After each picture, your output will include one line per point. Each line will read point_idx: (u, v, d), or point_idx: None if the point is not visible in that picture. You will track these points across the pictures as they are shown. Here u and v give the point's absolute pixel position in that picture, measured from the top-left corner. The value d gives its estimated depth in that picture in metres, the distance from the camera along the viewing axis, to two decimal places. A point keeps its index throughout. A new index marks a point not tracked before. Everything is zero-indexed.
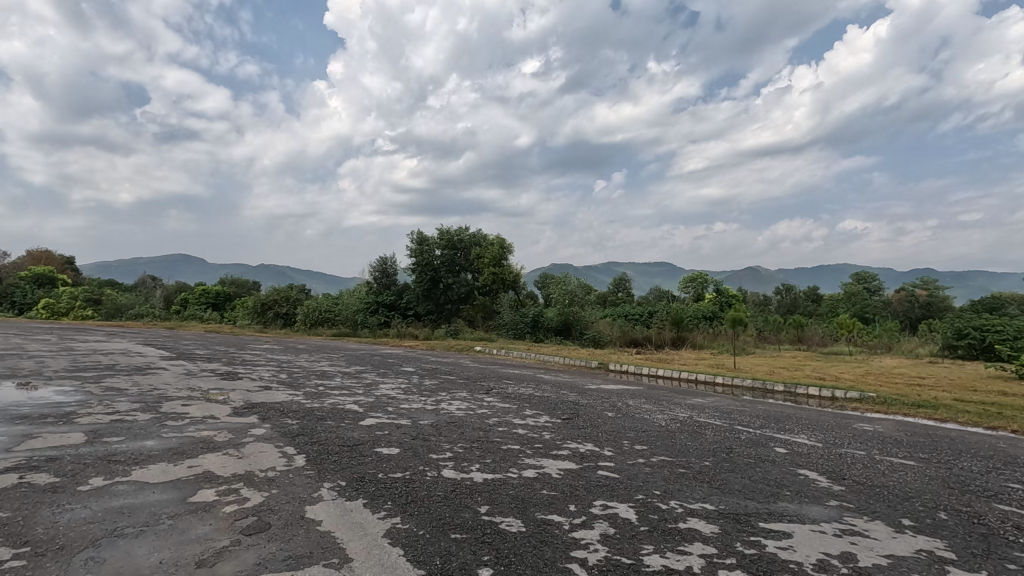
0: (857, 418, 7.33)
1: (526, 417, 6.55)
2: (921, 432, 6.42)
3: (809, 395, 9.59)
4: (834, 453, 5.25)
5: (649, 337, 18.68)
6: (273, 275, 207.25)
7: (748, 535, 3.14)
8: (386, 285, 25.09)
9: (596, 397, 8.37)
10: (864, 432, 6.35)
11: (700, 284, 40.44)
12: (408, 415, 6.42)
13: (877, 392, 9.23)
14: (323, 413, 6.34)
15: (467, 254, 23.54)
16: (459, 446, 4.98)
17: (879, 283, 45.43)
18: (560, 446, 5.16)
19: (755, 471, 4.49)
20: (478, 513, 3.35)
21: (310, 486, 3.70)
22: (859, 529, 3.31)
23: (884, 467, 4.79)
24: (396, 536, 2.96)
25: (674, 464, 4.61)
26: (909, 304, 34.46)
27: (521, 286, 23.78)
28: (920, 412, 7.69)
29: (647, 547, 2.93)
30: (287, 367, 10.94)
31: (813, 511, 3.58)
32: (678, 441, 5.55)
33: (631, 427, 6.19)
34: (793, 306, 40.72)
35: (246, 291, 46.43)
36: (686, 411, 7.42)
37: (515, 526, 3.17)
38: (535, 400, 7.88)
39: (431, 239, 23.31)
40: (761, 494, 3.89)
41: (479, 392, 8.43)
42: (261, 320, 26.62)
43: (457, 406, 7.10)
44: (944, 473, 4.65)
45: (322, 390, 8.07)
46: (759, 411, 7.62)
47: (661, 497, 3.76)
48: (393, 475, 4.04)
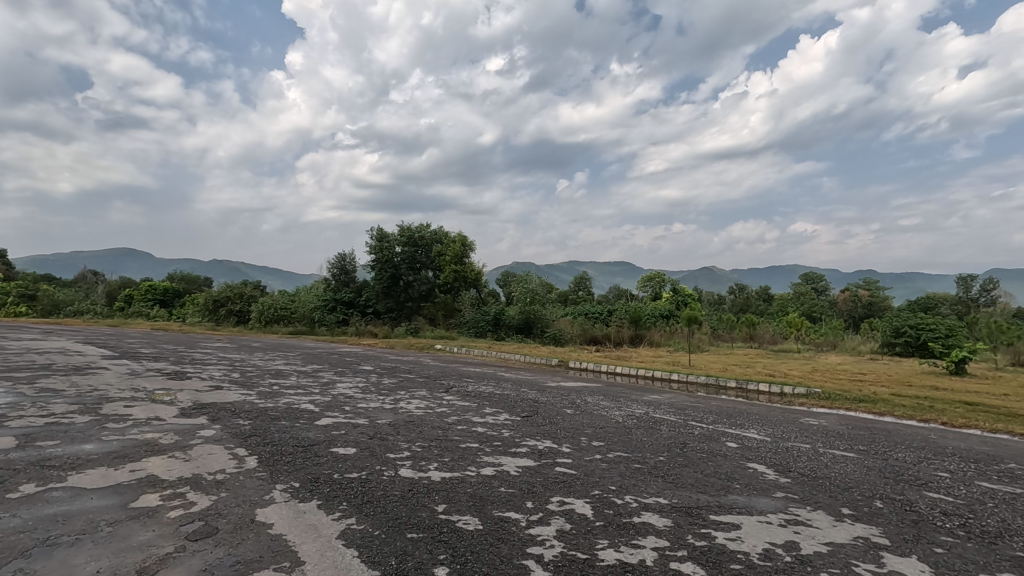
0: (803, 412, 7.67)
1: (485, 415, 6.54)
2: (862, 425, 6.77)
3: (759, 391, 9.95)
4: (781, 447, 5.47)
5: (609, 335, 18.99)
6: (227, 271, 200.20)
7: (699, 527, 3.24)
8: (345, 282, 24.60)
9: (555, 395, 8.46)
10: (810, 426, 6.64)
11: (658, 283, 41.43)
12: (366, 414, 6.31)
13: (821, 387, 9.67)
14: (276, 412, 6.17)
15: (428, 251, 23.33)
16: (417, 446, 4.94)
17: (827, 285, 47.36)
18: (519, 443, 5.19)
19: (706, 465, 4.64)
20: (435, 511, 3.33)
21: (262, 488, 3.61)
22: (803, 518, 3.46)
23: (827, 459, 5.03)
24: (351, 537, 2.91)
25: (630, 460, 4.70)
26: (854, 304, 36.17)
27: (482, 284, 24.01)
28: (861, 407, 8.08)
29: (602, 541, 2.98)
30: (240, 366, 10.57)
31: (760, 503, 3.72)
32: (634, 437, 5.67)
33: (589, 423, 6.29)
34: (746, 306, 42.16)
35: (199, 289, 44.69)
36: (643, 408, 7.58)
37: (472, 523, 3.17)
38: (494, 398, 7.88)
39: (391, 235, 22.97)
40: (713, 487, 4.01)
41: (439, 391, 8.37)
42: (213, 317, 25.76)
43: (415, 405, 7.02)
44: (880, 463, 4.91)
45: (276, 390, 7.83)
46: (711, 407, 7.86)
47: (616, 492, 3.83)
48: (349, 475, 3.97)
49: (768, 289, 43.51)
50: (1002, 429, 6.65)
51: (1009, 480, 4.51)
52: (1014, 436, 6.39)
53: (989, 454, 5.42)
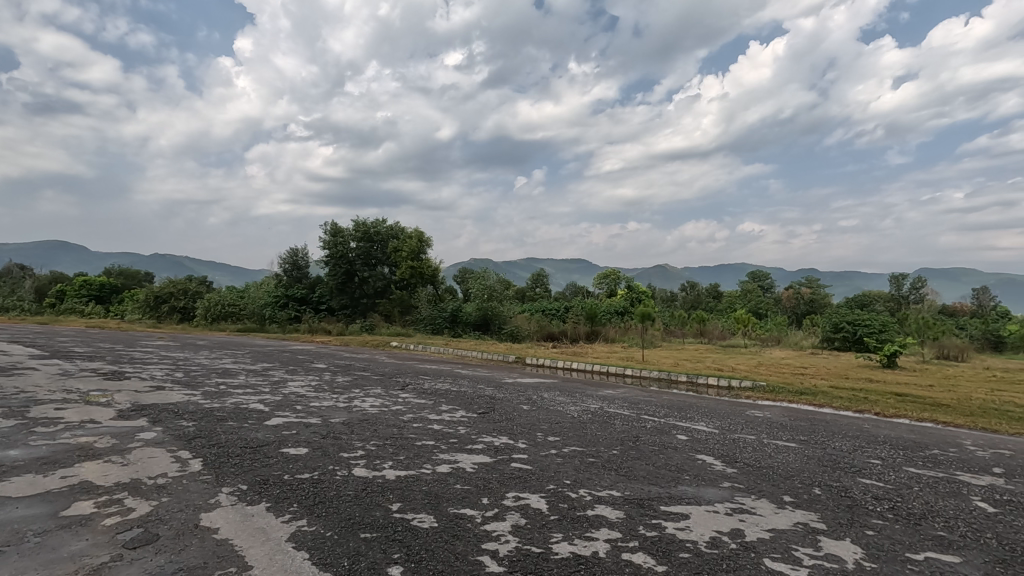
0: (750, 405, 8.00)
1: (441, 412, 6.51)
2: (804, 416, 7.11)
3: (709, 384, 10.31)
4: (728, 439, 5.68)
5: (565, 332, 19.24)
6: (171, 265, 191.33)
7: (650, 518, 3.33)
8: (297, 278, 23.96)
9: (512, 391, 8.49)
10: (756, 418, 6.93)
11: (614, 280, 42.25)
12: (318, 413, 6.16)
13: (766, 380, 10.12)
14: (223, 413, 5.94)
15: (383, 247, 22.96)
16: (372, 444, 4.86)
17: (772, 282, 49.37)
18: (475, 440, 5.19)
19: (657, 458, 4.76)
20: (389, 510, 3.29)
21: (207, 492, 3.47)
22: (747, 506, 3.62)
23: (770, 449, 5.26)
24: (301, 539, 2.84)
25: (585, 454, 4.78)
26: (797, 300, 37.85)
27: (439, 281, 23.82)
28: (802, 399, 8.50)
29: (556, 535, 3.02)
30: (184, 364, 10.11)
31: (708, 493, 3.86)
32: (588, 432, 5.76)
33: (545, 419, 6.35)
34: (697, 302, 43.48)
35: (140, 284, 42.45)
36: (598, 402, 7.72)
37: (427, 521, 3.15)
38: (450, 395, 7.85)
39: (345, 230, 22.47)
40: (663, 479, 4.13)
41: (394, 389, 8.26)
42: (154, 315, 24.54)
43: (370, 403, 6.91)
44: (819, 452, 5.17)
45: (223, 389, 7.54)
46: (663, 401, 8.07)
47: (571, 485, 3.90)
48: (300, 476, 3.88)
49: (718, 286, 44.98)
50: (927, 418, 7.13)
51: (933, 465, 4.85)
52: (938, 423, 6.85)
53: (916, 442, 5.79)
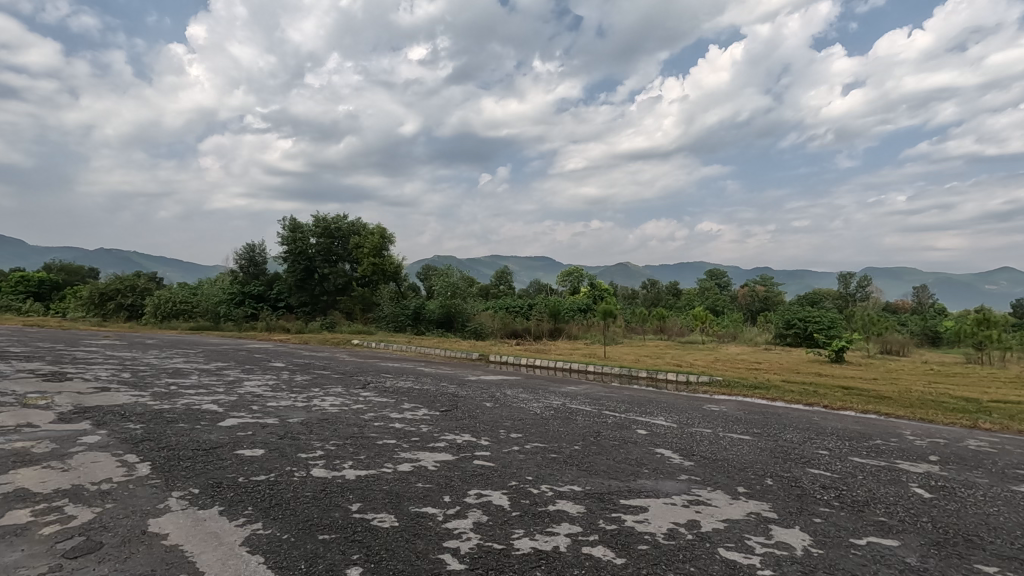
0: (707, 399, 8.23)
1: (403, 411, 6.44)
2: (757, 410, 7.37)
3: (668, 379, 10.57)
4: (686, 432, 5.82)
5: (529, 329, 19.32)
6: (117, 260, 182.58)
7: (610, 512, 3.38)
8: (254, 274, 23.25)
9: (475, 388, 8.48)
10: (712, 412, 7.13)
11: (576, 278, 42.72)
12: (275, 413, 6.01)
13: (722, 375, 10.44)
14: (173, 414, 5.71)
15: (344, 243, 22.52)
16: (332, 444, 4.76)
17: (728, 280, 50.91)
18: (437, 438, 5.16)
19: (618, 452, 4.84)
20: (349, 511, 3.24)
21: (156, 497, 3.33)
22: (703, 498, 3.72)
23: (725, 442, 5.42)
24: (256, 542, 2.76)
25: (546, 450, 4.82)
26: (752, 298, 39.14)
27: (402, 278, 23.54)
28: (756, 393, 8.82)
29: (518, 531, 3.04)
30: (131, 364, 9.66)
31: (666, 486, 3.96)
32: (551, 428, 5.81)
33: (508, 416, 6.37)
34: (657, 300, 44.39)
35: (83, 281, 40.34)
36: (561, 399, 7.80)
37: (388, 521, 3.12)
38: (413, 393, 7.77)
39: (305, 225, 21.94)
40: (623, 473, 4.21)
41: (355, 387, 8.13)
42: (100, 312, 23.37)
43: (330, 402, 6.77)
44: (771, 444, 5.37)
45: (174, 390, 7.25)
46: (624, 396, 8.21)
47: (533, 482, 3.92)
48: (256, 478, 3.77)
49: (677, 284, 46.05)
50: (871, 410, 7.50)
51: (875, 455, 5.10)
52: (881, 415, 7.22)
53: (861, 433, 6.09)
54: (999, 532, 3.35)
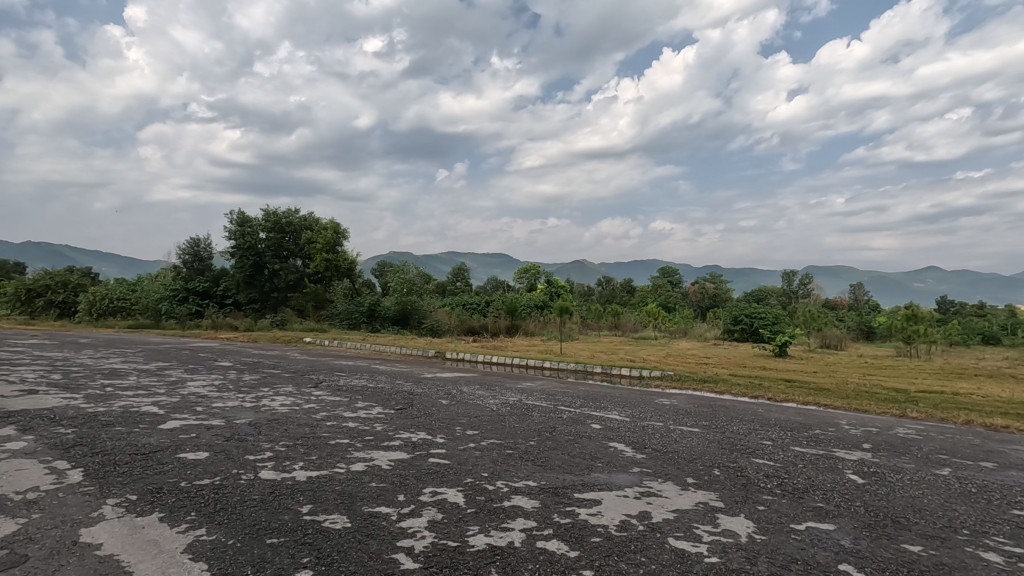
0: (659, 393, 8.47)
1: (357, 409, 6.33)
2: (706, 403, 7.63)
3: (622, 374, 10.81)
4: (638, 426, 5.96)
5: (486, 326, 19.30)
6: (46, 254, 171.03)
7: (564, 506, 3.43)
8: (199, 270, 22.28)
9: (431, 386, 8.43)
10: (663, 406, 7.34)
11: (533, 275, 43.00)
12: (222, 414, 5.78)
13: (673, 370, 10.77)
14: (109, 417, 5.40)
15: (296, 238, 21.85)
16: (281, 445, 4.63)
17: (680, 278, 52.42)
18: (392, 436, 5.09)
19: (572, 447, 4.91)
20: (299, 513, 3.15)
21: (89, 505, 3.14)
22: (654, 489, 3.82)
23: (676, 435, 5.59)
24: (200, 549, 2.65)
25: (502, 446, 4.84)
26: (702, 295, 40.43)
27: (356, 275, 23.08)
28: (705, 386, 9.15)
29: (473, 527, 3.04)
30: (62, 366, 9.07)
31: (619, 479, 4.04)
32: (507, 424, 5.83)
33: (464, 413, 6.36)
34: (612, 297, 45.22)
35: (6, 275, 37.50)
36: (518, 395, 7.85)
37: (340, 522, 3.05)
38: (367, 392, 7.65)
39: (254, 220, 21.19)
40: (578, 467, 4.27)
41: (307, 386, 7.91)
42: (26, 310, 21.84)
43: (280, 402, 6.57)
44: (719, 436, 5.57)
45: (111, 391, 6.87)
46: (579, 392, 8.34)
47: (488, 478, 3.92)
48: (200, 482, 3.62)
49: (631, 281, 47.04)
50: (810, 401, 7.90)
51: (814, 444, 5.37)
52: (819, 406, 7.62)
53: (801, 423, 6.40)
54: (924, 513, 3.59)
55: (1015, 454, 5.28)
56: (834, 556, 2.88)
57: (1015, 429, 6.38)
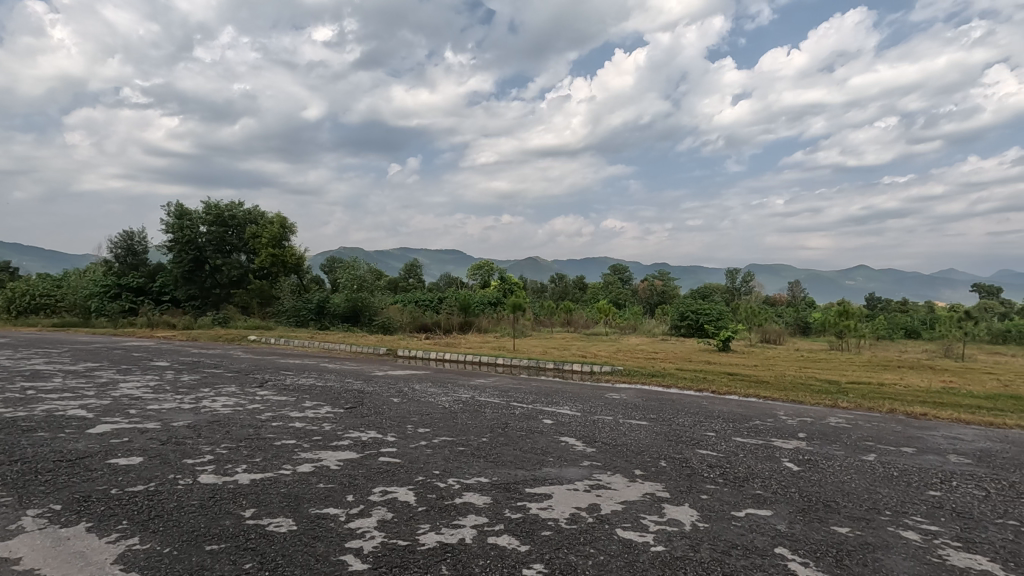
0: (609, 388, 8.65)
1: (305, 409, 6.14)
2: (654, 396, 7.84)
3: (573, 370, 10.96)
4: (589, 420, 6.07)
5: (438, 323, 19.16)
6: None
7: (515, 501, 3.45)
8: (132, 265, 21.06)
9: (382, 384, 8.30)
10: (613, 400, 7.49)
11: (487, 272, 42.95)
12: (158, 417, 5.49)
13: (623, 365, 11.02)
14: (29, 423, 5.02)
15: (239, 232, 20.98)
16: (223, 448, 4.44)
17: (629, 275, 53.71)
18: (341, 436, 4.98)
19: (524, 442, 4.95)
20: (241, 517, 3.04)
21: (6, 518, 2.92)
22: (604, 482, 3.91)
23: (625, 428, 5.73)
24: (132, 559, 2.52)
25: (454, 444, 4.82)
26: (650, 292, 41.53)
27: (304, 271, 22.38)
28: (654, 380, 9.42)
29: (423, 526, 3.01)
30: None
31: (570, 472, 4.10)
32: (459, 421, 5.81)
33: (416, 410, 6.29)
34: (564, 294, 45.78)
35: None
36: (470, 392, 7.83)
37: (285, 525, 2.96)
38: (315, 391, 7.44)
39: (194, 212, 20.21)
40: (529, 462, 4.31)
41: (251, 386, 7.62)
42: None
43: (222, 403, 6.30)
44: (666, 429, 5.74)
45: (32, 395, 6.39)
46: (531, 387, 8.42)
47: (439, 476, 3.90)
48: (133, 489, 3.42)
49: (583, 279, 47.79)
50: (751, 393, 8.27)
51: (754, 434, 5.63)
52: (759, 397, 7.99)
53: (742, 414, 6.69)
54: (852, 496, 3.83)
55: (932, 439, 5.71)
56: (771, 540, 3.03)
57: (931, 416, 6.89)
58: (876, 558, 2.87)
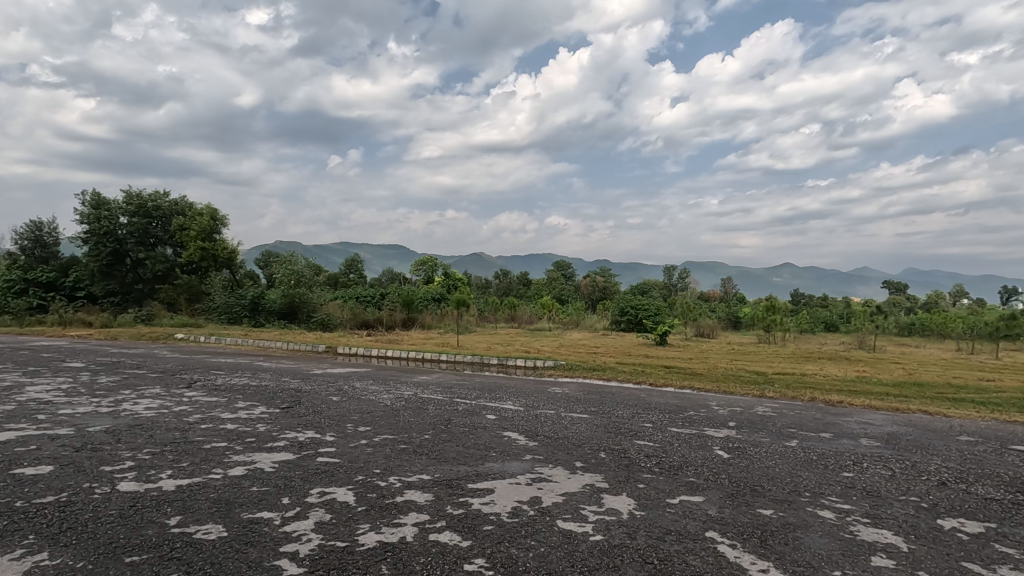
0: (552, 382, 8.80)
1: (237, 410, 5.87)
2: (595, 390, 8.04)
3: (517, 365, 11.04)
4: (531, 415, 6.14)
5: (380, 319, 18.81)
6: None
7: (457, 497, 3.45)
8: (42, 258, 19.43)
9: (320, 382, 8.06)
10: (555, 394, 7.62)
11: (430, 267, 42.52)
12: (71, 422, 5.09)
13: (565, 359, 11.22)
14: None
15: (165, 224, 19.73)
16: (146, 453, 4.18)
17: (572, 272, 54.72)
18: (276, 437, 4.80)
19: (467, 438, 4.95)
20: (166, 526, 2.87)
21: None
22: (545, 475, 3.97)
23: (567, 422, 5.83)
24: None
25: (396, 442, 4.75)
26: (592, 288, 42.43)
27: (237, 265, 21.34)
28: (595, 374, 9.66)
29: (363, 526, 2.96)
30: None
31: (512, 466, 4.14)
32: (401, 418, 5.73)
33: (356, 409, 6.16)
34: (508, 289, 46.00)
35: None
36: (412, 389, 7.73)
37: (214, 532, 2.83)
38: (249, 391, 7.13)
39: (112, 202, 18.82)
40: (472, 458, 4.31)
41: (177, 387, 7.21)
42: None
43: (145, 406, 5.92)
44: (606, 421, 5.90)
45: None
46: (474, 383, 8.42)
47: (380, 475, 3.83)
48: (42, 500, 3.16)
49: (527, 275, 48.22)
50: (686, 384, 8.64)
51: (688, 424, 5.88)
52: (693, 389, 8.36)
53: (677, 405, 6.98)
54: (775, 480, 4.07)
55: (847, 425, 6.17)
56: (702, 525, 3.18)
57: (847, 403, 7.44)
58: (796, 537, 3.06)
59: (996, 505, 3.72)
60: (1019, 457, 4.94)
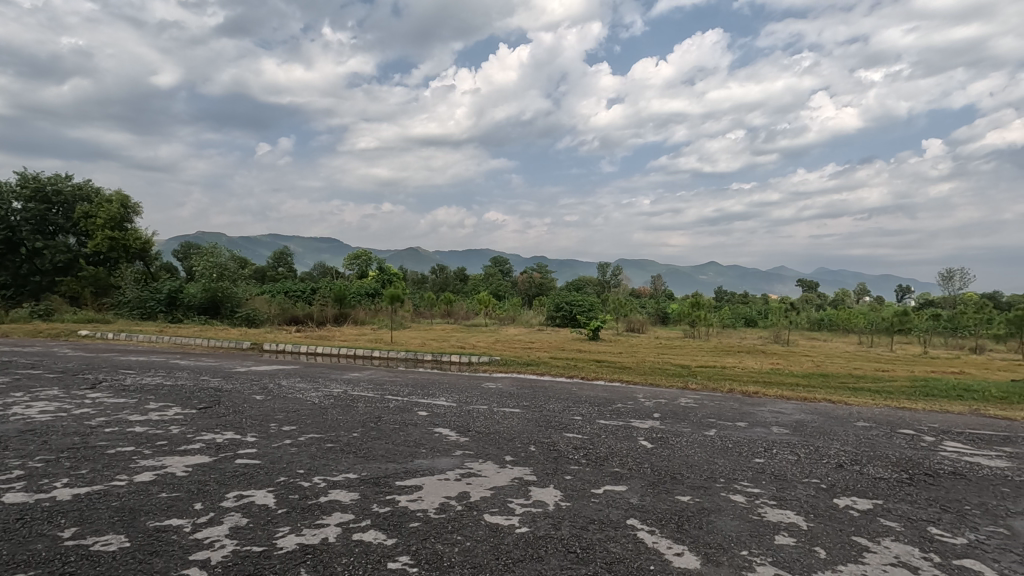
0: (486, 378, 8.83)
1: (148, 412, 5.49)
2: (528, 384, 8.17)
3: (452, 361, 10.98)
4: (464, 411, 6.13)
5: (311, 315, 18.22)
6: None
7: (384, 495, 3.40)
8: None
9: (243, 381, 7.68)
10: (489, 389, 7.66)
11: (365, 261, 41.57)
12: None
13: (499, 355, 11.27)
14: None
15: (66, 211, 18.08)
16: (39, 461, 3.82)
17: (510, 268, 55.19)
18: (191, 439, 4.53)
19: (398, 435, 4.87)
20: (59, 538, 2.65)
21: None
22: (475, 470, 3.97)
23: (499, 417, 5.86)
24: None
25: (322, 441, 4.60)
26: (529, 284, 42.90)
27: (151, 257, 19.90)
28: (528, 368, 9.80)
29: (282, 528, 2.85)
30: None
31: (441, 463, 4.12)
32: (330, 417, 5.58)
33: (281, 407, 5.92)
34: (445, 285, 45.63)
35: None
36: (342, 386, 7.54)
37: (114, 543, 2.63)
38: (162, 391, 6.69)
39: (4, 185, 17.07)
40: (401, 455, 4.26)
41: (80, 388, 6.65)
42: None
43: (40, 409, 5.42)
44: (537, 415, 5.99)
45: None
46: (407, 380, 8.31)
47: (304, 475, 3.71)
48: None
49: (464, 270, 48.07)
50: (616, 377, 8.97)
51: (616, 416, 6.07)
52: (622, 381, 8.69)
53: (607, 398, 7.19)
54: (693, 467, 4.30)
55: (760, 413, 6.61)
56: (624, 513, 3.30)
57: (762, 394, 7.95)
58: (710, 521, 3.24)
59: (884, 483, 4.11)
60: (906, 439, 5.48)
